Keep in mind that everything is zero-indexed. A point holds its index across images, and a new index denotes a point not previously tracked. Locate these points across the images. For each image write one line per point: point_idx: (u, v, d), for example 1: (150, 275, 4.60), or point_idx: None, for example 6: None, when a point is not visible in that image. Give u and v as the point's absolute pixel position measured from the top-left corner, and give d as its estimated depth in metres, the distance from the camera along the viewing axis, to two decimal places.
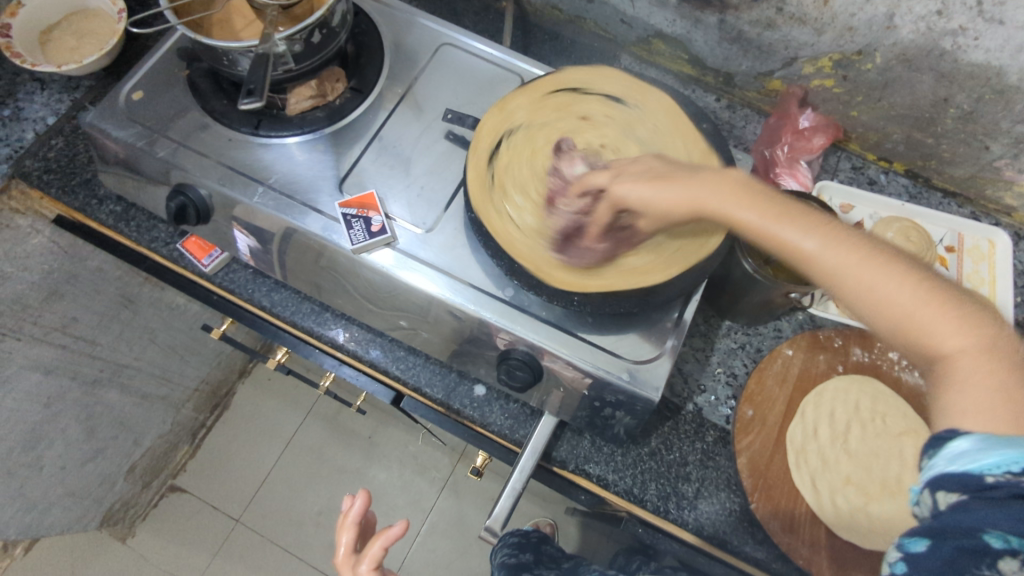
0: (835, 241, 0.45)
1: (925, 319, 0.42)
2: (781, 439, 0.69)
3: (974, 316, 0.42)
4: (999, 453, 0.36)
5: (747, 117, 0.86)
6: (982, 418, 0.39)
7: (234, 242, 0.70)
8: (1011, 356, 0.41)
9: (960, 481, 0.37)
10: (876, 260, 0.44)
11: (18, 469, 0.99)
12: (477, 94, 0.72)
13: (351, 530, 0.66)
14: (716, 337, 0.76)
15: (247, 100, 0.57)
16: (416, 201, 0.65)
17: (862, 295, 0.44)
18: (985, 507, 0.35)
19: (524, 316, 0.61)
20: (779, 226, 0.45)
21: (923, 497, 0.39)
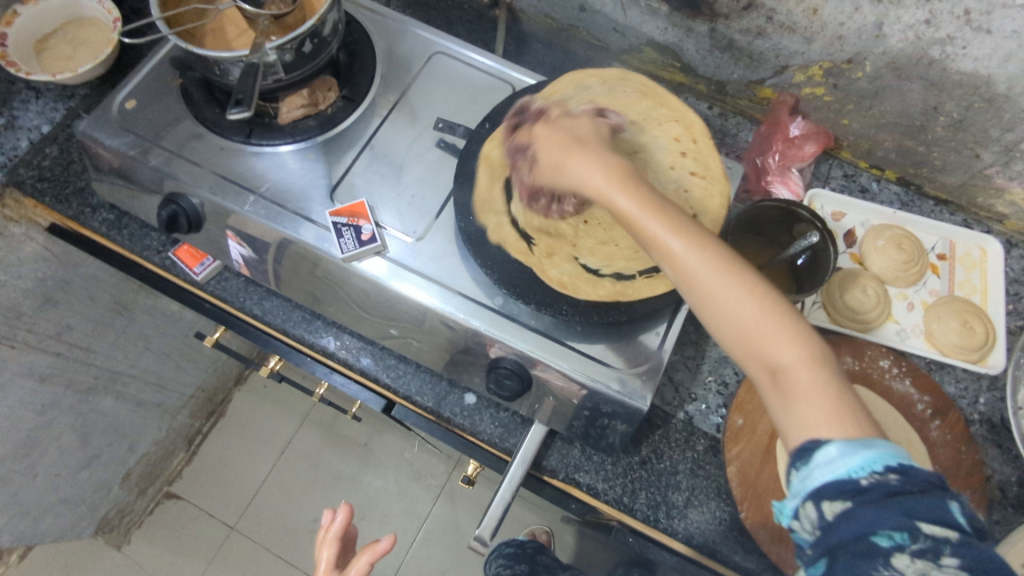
0: (700, 243, 0.43)
1: (762, 333, 0.41)
2: (771, 448, 0.69)
3: (795, 326, 0.41)
4: (863, 455, 0.36)
5: (739, 125, 0.86)
6: (833, 426, 0.39)
7: (226, 251, 0.70)
8: (832, 369, 0.41)
9: (839, 487, 0.36)
10: (729, 267, 0.42)
11: (13, 476, 0.99)
12: (468, 103, 0.72)
13: (332, 545, 0.66)
14: (707, 345, 0.76)
15: (236, 111, 0.58)
16: (406, 211, 0.65)
17: (708, 310, 0.42)
18: (870, 509, 0.35)
19: (513, 325, 0.61)
20: (651, 222, 0.44)
21: (804, 512, 0.38)
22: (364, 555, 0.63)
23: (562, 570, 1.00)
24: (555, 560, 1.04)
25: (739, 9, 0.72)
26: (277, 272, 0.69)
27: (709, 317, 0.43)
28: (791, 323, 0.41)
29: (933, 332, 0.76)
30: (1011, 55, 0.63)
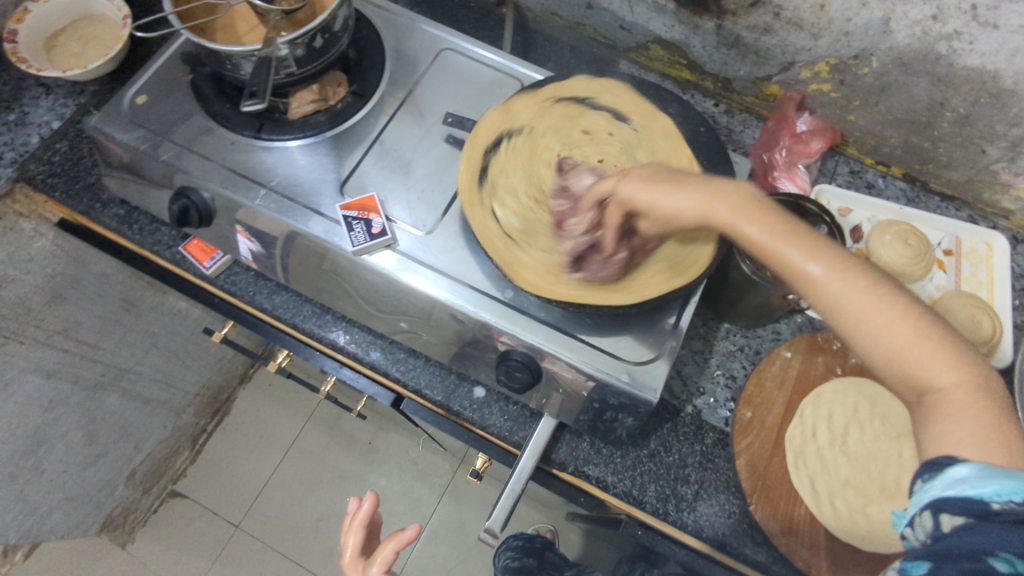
0: (845, 269, 0.42)
1: (917, 361, 0.41)
2: (779, 441, 0.69)
3: (958, 351, 0.41)
4: (999, 481, 0.36)
5: (745, 121, 0.86)
6: (976, 447, 0.38)
7: (236, 246, 0.70)
8: (994, 390, 0.40)
9: (965, 504, 0.36)
10: (877, 292, 0.42)
11: (19, 473, 0.99)
12: (477, 98, 0.72)
13: (358, 531, 0.66)
14: (714, 340, 0.76)
15: (250, 102, 0.58)
16: (417, 204, 0.66)
17: (860, 336, 0.42)
18: (998, 532, 0.35)
19: (524, 318, 0.62)
20: (784, 246, 0.43)
21: (920, 520, 0.38)
22: (389, 542, 0.63)
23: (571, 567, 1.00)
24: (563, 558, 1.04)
25: (747, 5, 0.73)
26: (287, 267, 0.69)
27: (859, 341, 0.42)
28: (947, 347, 0.41)
29: None
30: (1018, 50, 0.63)
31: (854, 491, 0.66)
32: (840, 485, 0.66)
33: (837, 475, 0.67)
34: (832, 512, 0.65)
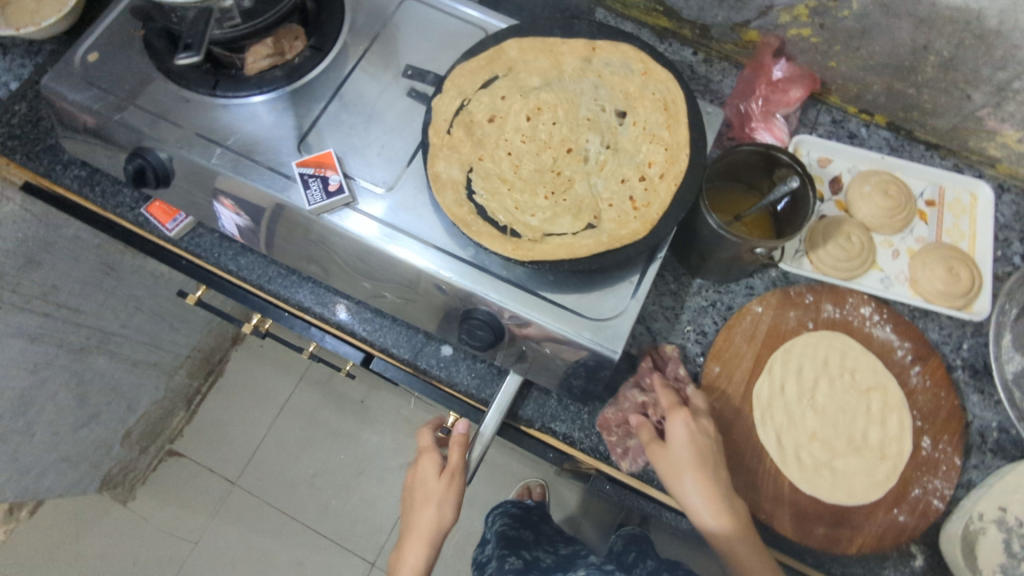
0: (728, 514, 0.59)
1: None
2: (748, 397, 0.69)
3: None
4: None
5: (725, 70, 0.83)
6: None
7: (219, 219, 0.70)
8: None
9: None
10: (754, 552, 0.58)
11: (11, 433, 1.01)
12: (439, 50, 0.70)
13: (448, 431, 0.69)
14: (685, 295, 0.75)
15: (184, 55, 0.56)
16: (376, 162, 0.64)
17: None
18: None
19: (484, 276, 0.61)
20: (693, 477, 0.60)
21: None
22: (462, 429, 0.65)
23: (565, 542, 1.02)
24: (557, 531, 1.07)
25: None
26: (269, 236, 0.68)
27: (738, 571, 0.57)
28: None
29: (918, 279, 0.75)
30: None
31: (820, 445, 0.68)
32: (807, 440, 0.68)
33: (804, 429, 0.68)
34: (797, 465, 0.67)
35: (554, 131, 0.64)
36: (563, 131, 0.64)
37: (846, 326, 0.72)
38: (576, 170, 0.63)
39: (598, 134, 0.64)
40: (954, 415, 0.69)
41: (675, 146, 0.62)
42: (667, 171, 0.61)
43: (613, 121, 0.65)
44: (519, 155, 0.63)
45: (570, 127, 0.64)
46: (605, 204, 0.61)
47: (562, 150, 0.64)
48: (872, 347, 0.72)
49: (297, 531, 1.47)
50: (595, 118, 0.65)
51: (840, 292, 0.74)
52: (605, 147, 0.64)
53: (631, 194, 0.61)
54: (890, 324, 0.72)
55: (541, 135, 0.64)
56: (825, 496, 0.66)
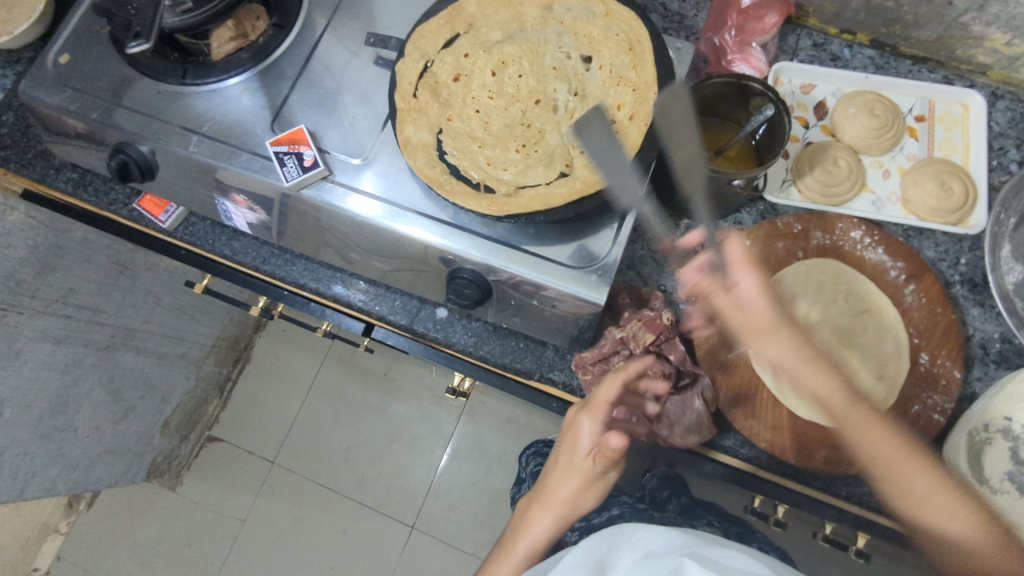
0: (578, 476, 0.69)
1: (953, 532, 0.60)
2: (740, 330, 0.70)
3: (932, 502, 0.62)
4: None
5: (699, 2, 0.79)
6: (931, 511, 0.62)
7: (230, 217, 0.73)
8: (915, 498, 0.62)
9: None
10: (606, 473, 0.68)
11: (55, 431, 1.07)
12: (401, 14, 0.70)
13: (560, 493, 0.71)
14: (674, 237, 0.76)
15: (134, 44, 0.57)
16: (350, 133, 0.65)
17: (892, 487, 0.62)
18: None
19: (465, 235, 0.62)
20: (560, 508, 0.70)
21: None
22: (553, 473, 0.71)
23: None
24: None
25: None
26: (281, 225, 0.70)
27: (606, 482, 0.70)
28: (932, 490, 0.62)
29: (910, 198, 0.74)
30: None
31: None
32: (803, 366, 0.69)
33: None
34: (795, 393, 0.67)
35: (521, 84, 0.65)
36: (530, 83, 0.65)
37: (836, 252, 0.72)
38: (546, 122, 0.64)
39: (565, 82, 0.65)
40: (952, 330, 0.68)
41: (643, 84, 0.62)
42: (635, 111, 0.61)
43: (579, 67, 0.65)
44: (489, 112, 0.64)
45: (537, 78, 0.65)
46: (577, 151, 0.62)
47: (531, 103, 0.64)
48: (865, 269, 0.72)
49: (335, 502, 1.53)
50: (561, 66, 0.65)
51: (829, 218, 0.73)
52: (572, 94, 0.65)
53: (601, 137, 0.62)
54: (883, 246, 0.72)
55: (509, 89, 0.65)
56: (824, 420, 0.66)
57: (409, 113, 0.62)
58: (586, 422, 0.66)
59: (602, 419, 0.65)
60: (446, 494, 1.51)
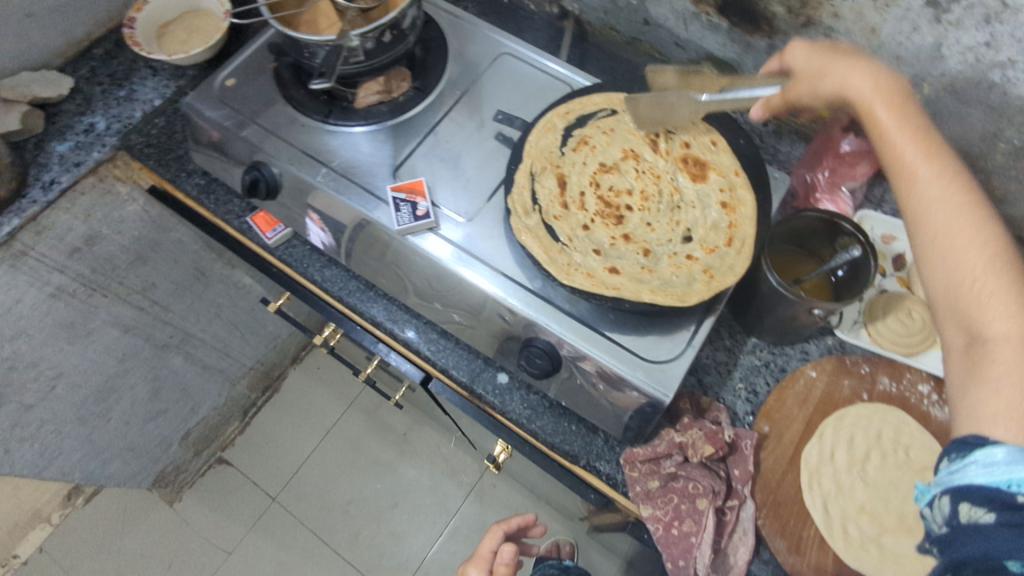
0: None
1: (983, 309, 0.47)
2: (795, 459, 0.69)
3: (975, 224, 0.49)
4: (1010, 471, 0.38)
5: (793, 142, 0.87)
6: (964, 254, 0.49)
7: (306, 227, 0.77)
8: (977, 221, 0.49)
9: (986, 496, 0.38)
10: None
11: (89, 416, 1.09)
12: (528, 100, 0.78)
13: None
14: (740, 353, 0.76)
15: (318, 81, 0.68)
16: (461, 194, 0.71)
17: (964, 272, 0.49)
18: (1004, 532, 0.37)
19: (549, 307, 0.65)
20: None
21: (937, 501, 0.42)
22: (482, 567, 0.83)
23: None
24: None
25: (798, 26, 0.75)
26: (350, 250, 0.75)
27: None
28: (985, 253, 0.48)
29: None
30: None
31: (869, 519, 0.66)
32: (855, 511, 0.67)
33: (852, 501, 0.67)
34: (843, 536, 0.65)
35: (633, 202, 0.69)
36: (643, 207, 0.69)
37: (902, 402, 0.72)
38: (627, 242, 0.66)
39: (672, 224, 0.67)
40: None
41: (729, 271, 0.63)
42: (717, 270, 0.64)
43: (703, 219, 0.67)
44: (585, 201, 0.68)
45: (660, 207, 0.68)
46: (618, 270, 0.64)
47: (623, 220, 0.68)
48: (929, 425, 0.71)
49: (324, 556, 1.47)
50: (687, 215, 0.68)
51: (897, 366, 0.74)
52: (672, 238, 0.67)
53: (660, 281, 0.63)
54: (949, 406, 0.72)
55: (620, 202, 0.69)
56: (871, 573, 0.64)
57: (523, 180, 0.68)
58: (474, 571, 0.81)
59: (486, 566, 0.81)
60: (437, 574, 1.45)
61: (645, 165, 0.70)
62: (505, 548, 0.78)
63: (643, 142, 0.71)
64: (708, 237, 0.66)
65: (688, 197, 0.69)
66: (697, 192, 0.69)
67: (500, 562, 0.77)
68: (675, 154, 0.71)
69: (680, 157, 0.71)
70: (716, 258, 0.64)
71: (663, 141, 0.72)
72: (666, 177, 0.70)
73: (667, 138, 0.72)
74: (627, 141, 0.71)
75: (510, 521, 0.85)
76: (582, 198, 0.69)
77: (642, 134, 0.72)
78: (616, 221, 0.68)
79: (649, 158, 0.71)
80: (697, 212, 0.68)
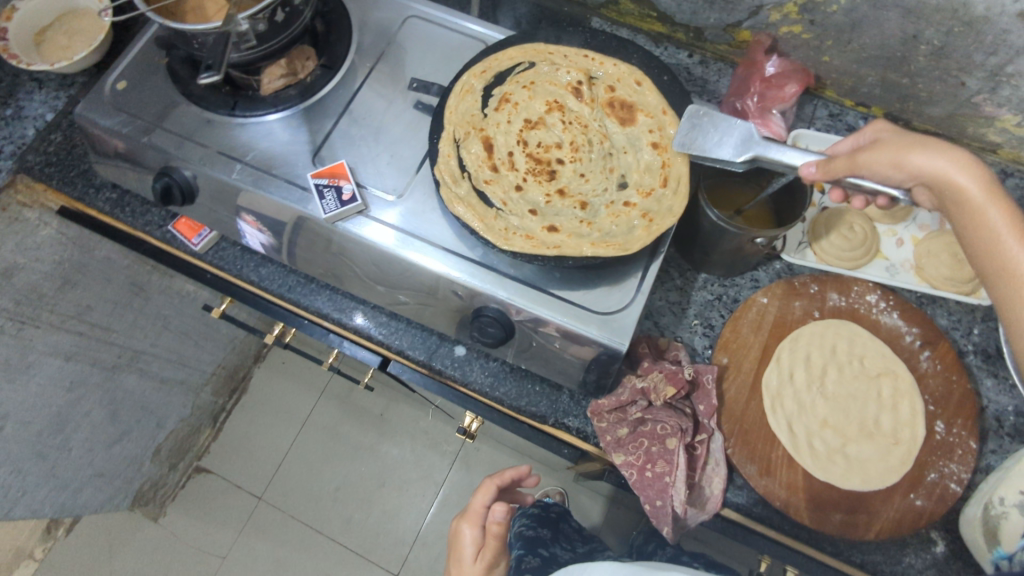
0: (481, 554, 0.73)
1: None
2: (757, 386, 0.70)
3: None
4: None
5: (720, 70, 0.86)
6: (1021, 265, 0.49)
7: (244, 237, 0.75)
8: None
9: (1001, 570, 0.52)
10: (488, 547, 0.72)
11: (49, 451, 1.06)
12: (445, 64, 0.74)
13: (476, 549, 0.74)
14: (691, 290, 0.77)
15: (206, 75, 0.60)
16: (387, 171, 0.68)
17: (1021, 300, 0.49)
18: None
19: (492, 274, 0.64)
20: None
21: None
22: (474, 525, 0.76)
23: (584, 541, 1.00)
24: (576, 530, 1.03)
25: None
26: (291, 250, 0.72)
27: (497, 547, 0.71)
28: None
29: (923, 266, 0.76)
30: None
31: (832, 432, 0.68)
32: (818, 427, 0.69)
33: (815, 417, 0.69)
34: (810, 452, 0.67)
35: (563, 154, 0.68)
36: (575, 158, 0.68)
37: (853, 314, 0.74)
38: (563, 197, 0.66)
39: (605, 173, 0.67)
40: (967, 398, 0.70)
41: (668, 212, 0.63)
42: (656, 212, 0.64)
43: (635, 163, 0.67)
44: (516, 162, 0.67)
45: (591, 156, 0.68)
46: (558, 228, 0.63)
47: (556, 175, 0.67)
48: (880, 332, 0.73)
49: (320, 544, 1.48)
50: (618, 161, 0.68)
51: (844, 281, 0.75)
52: (609, 187, 0.67)
53: (600, 232, 0.63)
54: (897, 310, 0.74)
55: (551, 158, 0.68)
56: (839, 482, 0.66)
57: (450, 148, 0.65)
58: (467, 528, 0.76)
59: (480, 522, 0.75)
60: (435, 543, 1.47)
61: (571, 116, 0.69)
62: (495, 507, 0.69)
63: (567, 91, 0.70)
64: (643, 181, 0.66)
65: (618, 143, 0.69)
66: (626, 137, 0.69)
67: (491, 521, 0.70)
68: (601, 100, 0.70)
69: (607, 102, 0.70)
70: (654, 201, 0.65)
71: (586, 88, 0.70)
72: (594, 126, 0.69)
73: (591, 84, 0.70)
74: (550, 94, 0.70)
75: (504, 476, 0.77)
76: (512, 159, 0.67)
77: (564, 84, 0.70)
78: (548, 177, 0.67)
79: (574, 109, 0.69)
80: (629, 156, 0.68)
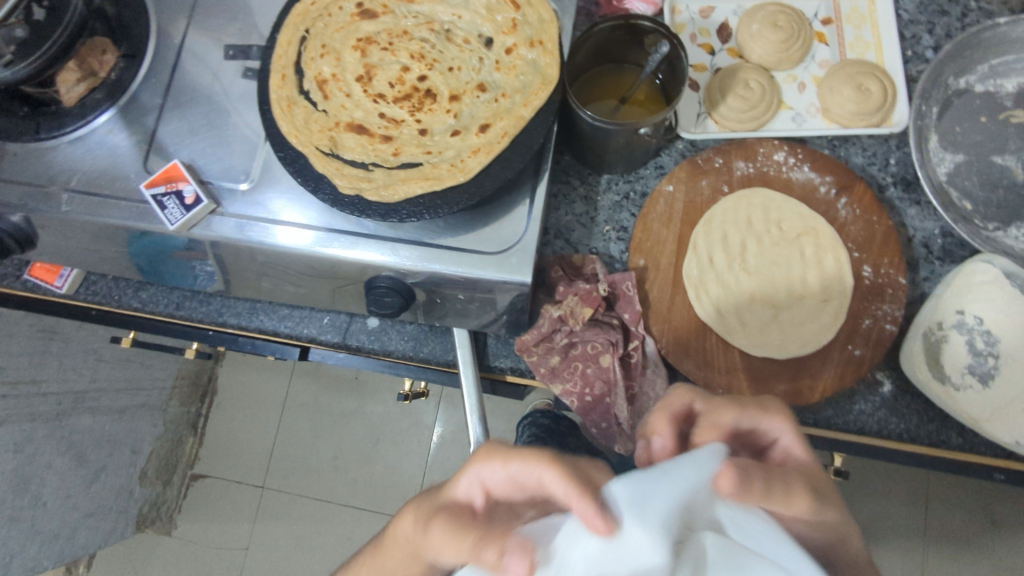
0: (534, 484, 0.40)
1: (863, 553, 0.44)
2: (677, 279, 0.68)
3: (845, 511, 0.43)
4: None
5: None
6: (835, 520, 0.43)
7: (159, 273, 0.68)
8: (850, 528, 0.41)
9: None
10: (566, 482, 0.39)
11: (19, 512, 1.04)
12: (263, 18, 0.66)
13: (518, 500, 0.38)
14: (597, 195, 0.72)
15: None
16: (230, 159, 0.61)
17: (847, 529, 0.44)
18: None
19: (371, 241, 0.58)
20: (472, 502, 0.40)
21: None
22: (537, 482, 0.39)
23: None
24: None
25: None
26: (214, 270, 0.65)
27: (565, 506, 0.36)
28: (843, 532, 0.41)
29: (829, 106, 0.71)
30: None
31: (762, 305, 0.67)
32: (747, 303, 0.67)
33: (741, 295, 0.67)
34: (742, 332, 0.65)
35: (421, 68, 0.60)
36: (434, 64, 0.60)
37: (763, 179, 0.70)
38: (460, 99, 0.60)
39: (466, 49, 0.61)
40: (890, 237, 0.68)
41: (543, 24, 0.60)
42: (538, 33, 0.59)
43: (475, 16, 0.62)
44: (393, 115, 0.59)
45: (439, 49, 0.61)
46: (486, 122, 0.58)
47: (434, 91, 0.60)
48: (794, 191, 0.70)
49: (332, 513, 1.50)
50: (462, 31, 0.62)
51: (750, 145, 0.70)
52: (479, 55, 0.61)
53: (517, 90, 0.58)
54: (808, 163, 0.70)
55: (412, 83, 0.60)
56: (777, 355, 0.65)
57: (330, 159, 0.56)
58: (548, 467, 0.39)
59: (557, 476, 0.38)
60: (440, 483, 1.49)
61: (385, 37, 0.61)
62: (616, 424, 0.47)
63: (356, 19, 0.62)
64: (498, 22, 0.61)
65: (445, 19, 0.62)
66: (445, 6, 0.63)
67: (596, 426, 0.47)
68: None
69: None
70: (524, 25, 0.60)
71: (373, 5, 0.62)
72: (411, 23, 0.62)
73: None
74: (348, 37, 0.61)
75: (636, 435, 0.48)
76: (388, 117, 0.59)
77: (348, 18, 0.62)
78: (431, 99, 0.60)
79: (378, 29, 0.62)
80: (466, 17, 0.62)
